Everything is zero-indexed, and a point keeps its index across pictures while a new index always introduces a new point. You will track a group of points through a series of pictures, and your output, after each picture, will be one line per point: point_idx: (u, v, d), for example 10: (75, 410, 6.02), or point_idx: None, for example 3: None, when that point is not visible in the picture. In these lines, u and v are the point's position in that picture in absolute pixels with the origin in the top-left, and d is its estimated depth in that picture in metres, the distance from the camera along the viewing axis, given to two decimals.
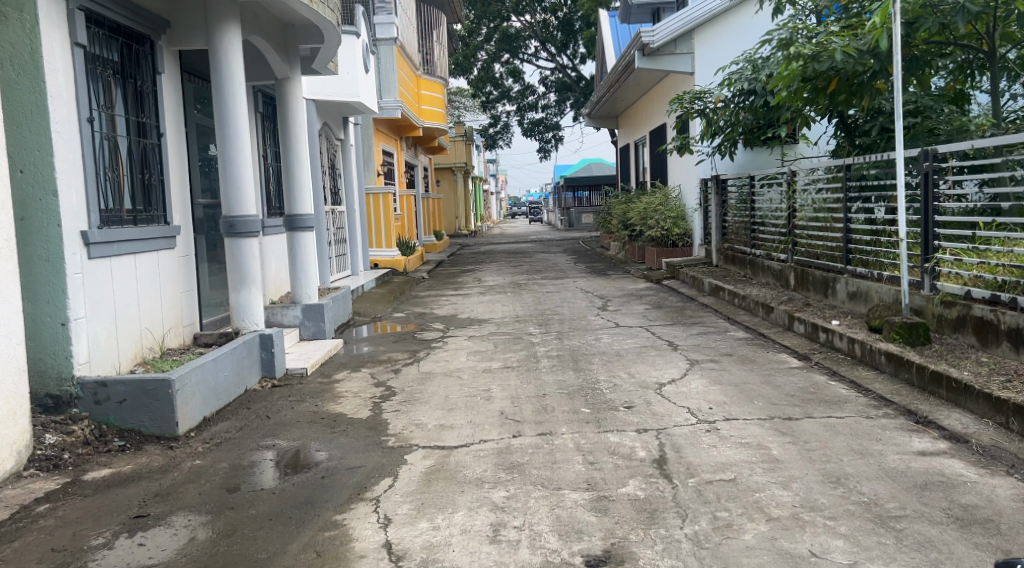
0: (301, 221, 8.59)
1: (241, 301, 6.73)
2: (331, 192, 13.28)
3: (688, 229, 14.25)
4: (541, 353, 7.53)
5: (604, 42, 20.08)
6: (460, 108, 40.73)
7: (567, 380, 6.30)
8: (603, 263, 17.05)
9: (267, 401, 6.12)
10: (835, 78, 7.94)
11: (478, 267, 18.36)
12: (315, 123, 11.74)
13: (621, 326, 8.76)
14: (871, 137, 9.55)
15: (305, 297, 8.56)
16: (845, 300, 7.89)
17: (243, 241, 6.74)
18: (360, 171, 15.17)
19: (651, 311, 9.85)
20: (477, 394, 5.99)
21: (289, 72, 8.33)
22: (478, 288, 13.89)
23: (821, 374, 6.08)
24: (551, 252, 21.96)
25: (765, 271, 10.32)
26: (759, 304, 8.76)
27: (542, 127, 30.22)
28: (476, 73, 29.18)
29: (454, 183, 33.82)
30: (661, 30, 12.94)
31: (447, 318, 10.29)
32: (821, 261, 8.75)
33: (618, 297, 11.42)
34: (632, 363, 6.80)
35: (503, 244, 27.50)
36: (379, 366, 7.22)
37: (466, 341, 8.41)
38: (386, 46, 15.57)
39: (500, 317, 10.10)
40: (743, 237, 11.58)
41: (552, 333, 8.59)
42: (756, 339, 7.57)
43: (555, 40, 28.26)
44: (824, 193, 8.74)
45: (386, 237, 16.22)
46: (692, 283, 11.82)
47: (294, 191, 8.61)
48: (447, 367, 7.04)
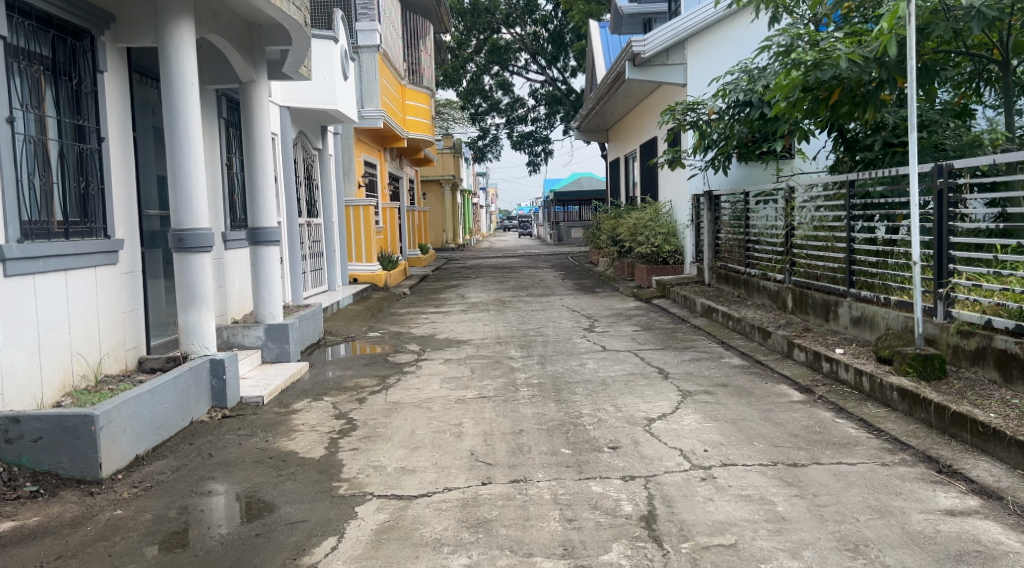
0: (265, 235, 8.02)
1: (190, 322, 6.14)
2: (306, 203, 12.70)
3: (679, 246, 13.72)
4: (521, 380, 6.95)
5: (595, 54, 19.65)
6: (449, 120, 40.24)
7: (547, 413, 5.72)
8: (592, 280, 16.51)
9: (214, 435, 5.52)
10: (838, 88, 7.45)
11: (463, 282, 17.78)
12: (289, 131, 11.19)
13: (608, 350, 8.19)
14: (874, 152, 9.08)
15: (269, 316, 7.97)
16: (848, 325, 7.36)
17: (193, 256, 6.16)
18: (340, 183, 14.60)
19: (640, 333, 9.28)
20: (446, 429, 5.40)
21: (254, 76, 7.79)
22: (461, 305, 13.31)
23: (826, 410, 5.53)
24: (538, 268, 21.39)
25: (761, 292, 9.80)
26: (755, 327, 8.22)
27: (532, 140, 29.77)
28: (465, 85, 28.71)
29: (442, 196, 33.32)
30: (652, 40, 12.49)
31: (424, 338, 9.70)
32: (821, 282, 8.25)
33: (606, 317, 10.86)
34: (618, 394, 6.23)
35: (491, 259, 26.94)
36: (344, 395, 6.63)
37: (441, 365, 7.82)
38: (368, 53, 15.08)
39: (480, 337, 9.51)
40: (736, 255, 11.07)
41: (535, 357, 8.01)
42: (752, 368, 7.01)
43: (545, 52, 27.85)
44: (824, 210, 8.24)
45: (367, 251, 15.64)
46: (684, 303, 11.28)
47: (258, 204, 8.04)
48: (418, 396, 6.45)
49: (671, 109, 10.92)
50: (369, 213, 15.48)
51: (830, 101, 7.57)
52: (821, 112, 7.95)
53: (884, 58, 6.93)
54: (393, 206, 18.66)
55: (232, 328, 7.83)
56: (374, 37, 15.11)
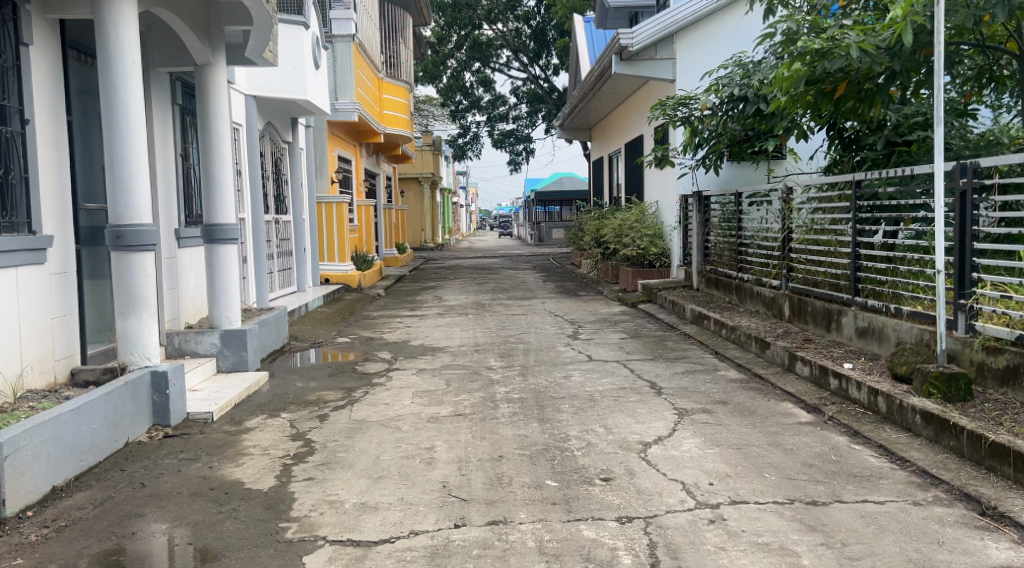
0: (222, 233, 7.36)
1: (129, 329, 5.46)
2: (274, 199, 12.02)
3: (666, 249, 13.17)
4: (501, 394, 6.33)
5: (578, 49, 19.06)
6: (429, 118, 39.54)
7: (529, 435, 5.10)
8: (574, 283, 15.92)
9: (151, 459, 4.86)
10: (845, 81, 6.91)
11: (440, 283, 17.13)
12: (255, 122, 10.52)
13: (594, 360, 7.60)
14: (876, 151, 8.54)
15: (225, 322, 7.32)
16: (854, 336, 6.82)
17: (133, 255, 5.48)
18: (311, 178, 13.89)
19: (627, 341, 8.69)
20: (416, 455, 4.76)
21: (211, 58, 7.14)
22: (437, 308, 12.69)
23: (839, 435, 4.96)
24: (518, 269, 20.80)
25: (754, 298, 9.25)
26: (751, 337, 7.65)
27: (512, 139, 29.16)
28: (445, 82, 28.09)
29: (421, 194, 32.62)
30: (640, 33, 11.84)
31: (397, 345, 9.05)
32: (821, 289, 7.71)
33: (591, 323, 10.27)
34: (607, 412, 5.62)
35: (471, 259, 26.31)
36: (303, 411, 5.97)
37: (413, 376, 7.18)
38: (343, 43, 14.48)
39: (457, 344, 8.88)
40: (727, 259, 10.53)
41: (515, 367, 7.39)
42: (752, 383, 6.43)
43: (527, 49, 27.25)
44: (826, 212, 7.70)
45: (340, 250, 14.95)
46: (671, 308, 10.72)
47: (214, 198, 7.38)
48: (385, 413, 5.81)
49: (661, 103, 10.33)
50: (342, 210, 14.78)
51: (835, 95, 7.02)
52: (825, 108, 7.41)
53: (897, 48, 6.37)
54: (369, 204, 17.98)
55: (184, 334, 7.17)
56: (349, 27, 14.43)
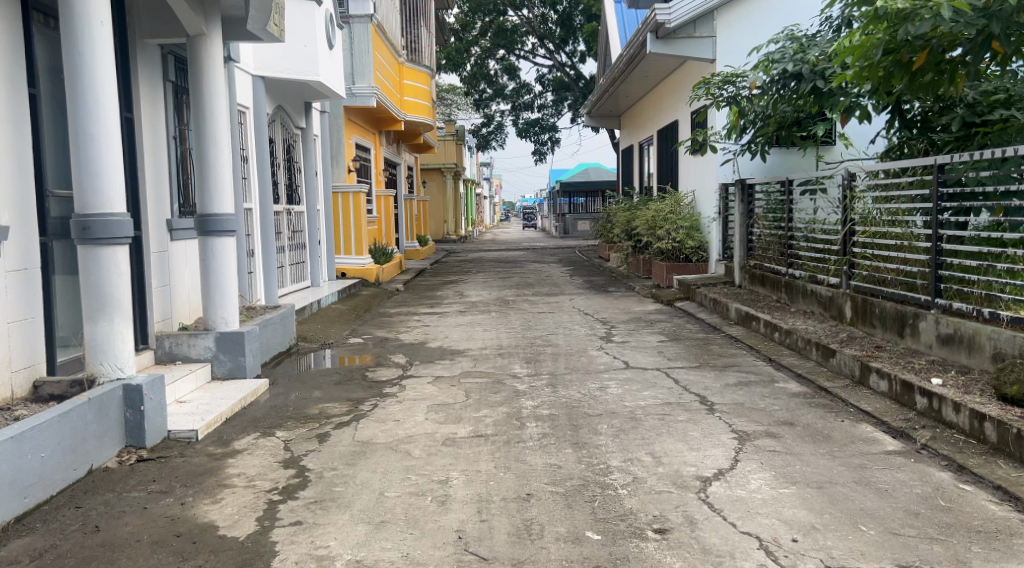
0: (218, 224, 6.59)
1: (98, 336, 4.67)
2: (286, 189, 11.31)
3: (704, 242, 12.25)
4: (528, 409, 5.50)
5: (609, 32, 18.11)
6: (452, 108, 38.75)
7: (562, 466, 4.28)
8: (603, 278, 15.05)
9: (117, 491, 4.11)
10: (926, 50, 6.04)
11: (462, 278, 16.31)
12: (263, 105, 9.78)
13: (632, 368, 6.76)
14: (951, 133, 7.61)
15: (221, 323, 6.56)
16: (934, 344, 5.93)
17: (103, 250, 4.70)
18: (326, 166, 13.13)
19: (667, 345, 7.82)
20: (427, 491, 3.96)
21: (204, 27, 6.37)
22: (458, 305, 11.88)
23: (941, 470, 4.10)
24: (544, 262, 19.95)
25: (807, 298, 8.33)
26: (811, 342, 6.76)
27: (537, 128, 28.28)
28: (469, 69, 27.18)
29: (443, 185, 31.87)
30: (677, 9, 11.11)
31: (413, 348, 8.26)
32: (890, 289, 6.80)
33: (625, 323, 9.42)
34: (654, 436, 4.78)
35: (494, 252, 25.45)
36: (301, 429, 5.19)
37: (429, 386, 6.36)
38: (360, 24, 13.71)
39: (478, 348, 8.05)
40: (774, 253, 9.61)
41: (543, 376, 6.57)
42: (818, 399, 5.57)
43: (553, 36, 26.32)
44: (898, 200, 6.79)
45: (357, 243, 14.19)
46: (712, 307, 9.83)
47: (209, 184, 6.59)
48: (394, 433, 5.01)
49: (705, 81, 9.40)
50: (359, 201, 14.02)
51: (915, 66, 6.13)
52: (899, 83, 6.52)
53: (994, 9, 5.48)
54: (388, 195, 17.23)
55: (175, 336, 6.42)
56: (367, 6, 13.67)
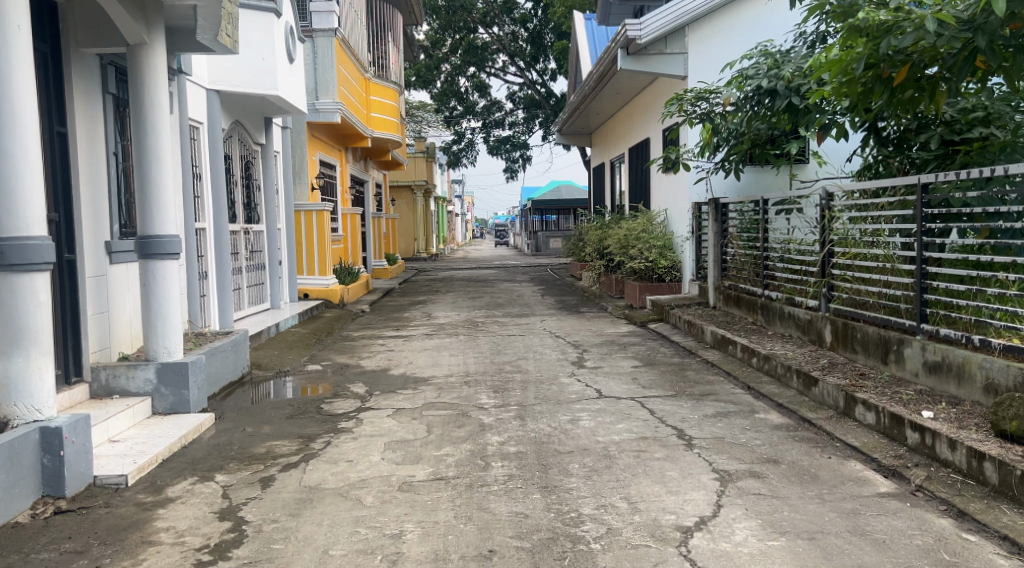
0: (159, 247, 6.13)
1: (12, 374, 4.20)
2: (242, 208, 10.85)
3: (676, 261, 11.95)
4: (493, 446, 5.09)
5: (580, 49, 17.88)
6: (422, 124, 38.40)
7: (528, 515, 3.88)
8: (575, 298, 14.70)
9: (26, 552, 3.65)
10: (908, 66, 5.75)
11: (431, 298, 15.87)
12: (218, 120, 9.35)
13: (605, 397, 6.38)
14: (929, 151, 7.34)
15: (163, 353, 6.12)
16: (921, 372, 5.61)
17: (18, 277, 4.23)
18: (287, 184, 12.66)
19: (642, 371, 7.46)
20: (377, 549, 3.55)
21: (146, 36, 5.95)
22: (425, 327, 11.45)
23: (941, 518, 3.76)
24: (515, 281, 19.57)
25: (784, 320, 8.01)
26: (791, 370, 6.41)
27: (508, 145, 28.01)
28: (439, 86, 26.87)
29: (414, 203, 31.37)
30: (648, 24, 10.74)
31: (375, 375, 7.82)
32: (872, 313, 6.49)
33: (598, 346, 9.05)
34: (629, 477, 4.40)
35: (465, 270, 25.05)
36: (244, 472, 4.74)
37: (388, 419, 5.93)
38: (324, 38, 13.37)
39: (443, 375, 7.62)
40: (749, 273, 9.30)
41: (511, 407, 6.17)
42: (802, 433, 5.23)
43: (523, 53, 26.09)
44: (880, 221, 6.48)
45: (320, 263, 13.71)
46: (686, 329, 9.50)
47: (150, 204, 6.13)
48: (346, 477, 4.57)
49: (678, 97, 8.99)
50: (323, 219, 13.56)
51: (895, 81, 5.81)
52: (878, 100, 6.21)
53: (979, 22, 5.23)
54: (355, 213, 16.78)
55: (113, 368, 5.97)
56: (331, 20, 13.32)
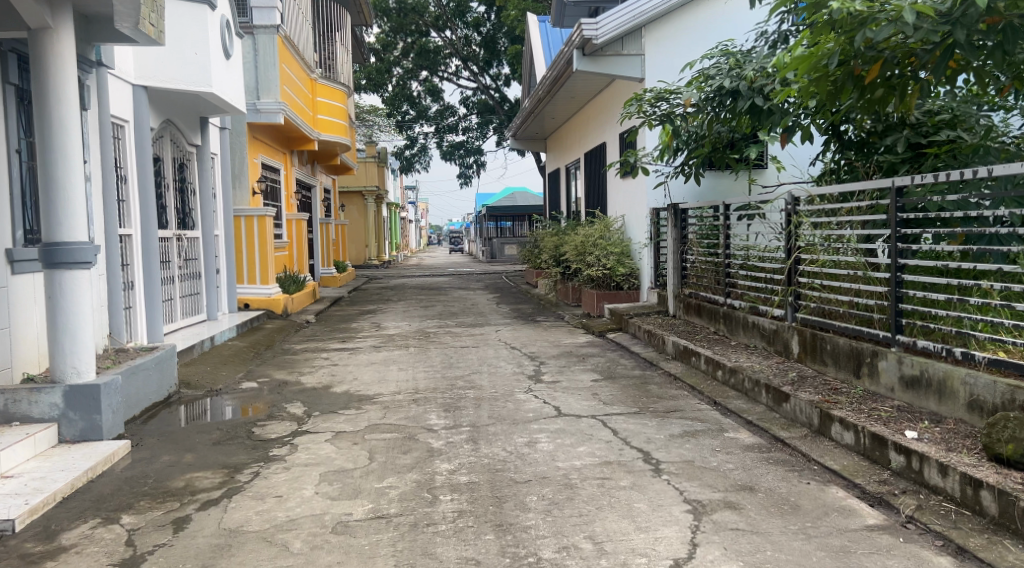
0: (66, 255, 5.49)
1: None
2: (174, 213, 10.18)
3: (634, 269, 11.55)
4: (442, 476, 4.57)
5: (534, 52, 17.50)
6: (374, 129, 37.66)
7: (480, 562, 3.41)
8: (531, 306, 14.24)
9: None
10: (880, 62, 5.37)
11: (381, 307, 15.27)
12: (145, 118, 8.75)
13: (564, 416, 5.91)
14: (897, 154, 6.98)
15: (71, 374, 5.51)
16: (898, 387, 5.23)
17: None
18: (225, 188, 11.95)
19: (601, 386, 7.00)
20: None
21: (50, 21, 5.36)
22: (373, 338, 10.87)
23: (939, 557, 3.38)
24: (470, 289, 19.07)
25: (748, 331, 7.61)
26: (759, 384, 6.00)
27: (462, 151, 27.53)
28: (391, 90, 26.25)
29: (365, 209, 30.45)
30: (605, 24, 10.20)
31: (315, 394, 7.23)
32: (841, 323, 6.10)
33: (555, 358, 8.59)
34: (593, 511, 3.94)
35: (418, 278, 24.45)
36: (156, 512, 4.17)
37: (326, 445, 5.37)
38: (266, 35, 12.80)
39: (389, 392, 7.07)
40: (710, 281, 8.91)
41: (462, 429, 5.65)
42: (776, 454, 4.82)
43: (476, 58, 25.66)
44: (850, 226, 6.09)
45: (262, 271, 13.02)
46: (646, 339, 9.08)
47: (55, 208, 5.50)
48: (273, 516, 4.02)
49: (637, 98, 8.41)
50: (264, 225, 12.88)
51: (867, 79, 5.45)
52: (846, 101, 5.84)
53: (957, 14, 4.85)
54: (301, 219, 16.09)
55: (12, 392, 5.37)
56: (273, 17, 12.72)
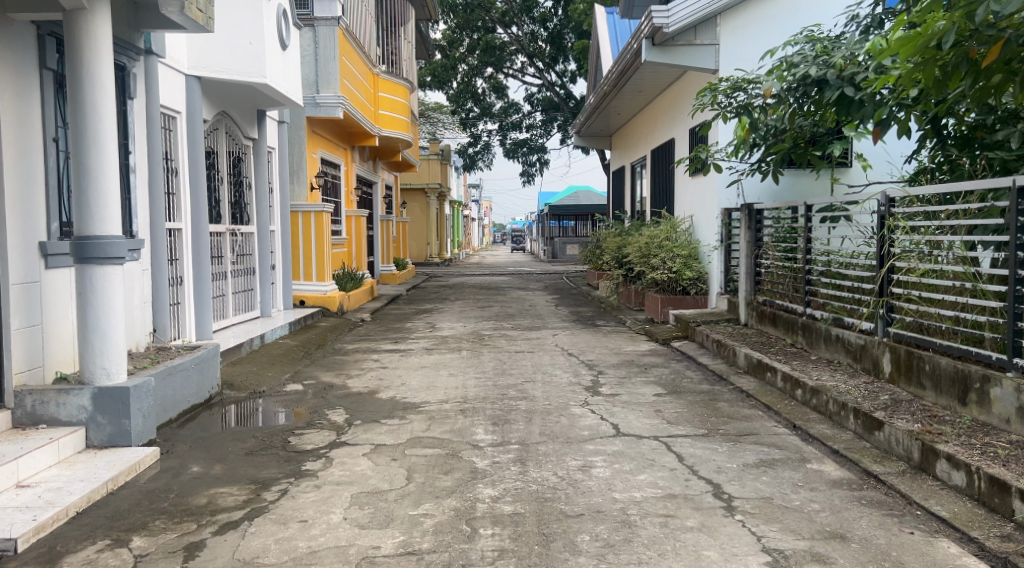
0: (97, 250, 5.19)
1: None
2: (228, 207, 9.96)
3: (703, 273, 10.88)
4: (484, 504, 4.09)
5: (602, 47, 16.89)
6: (439, 126, 37.73)
7: None
8: (591, 309, 13.69)
9: None
10: (1000, 44, 4.64)
11: (438, 306, 14.91)
12: (198, 110, 8.51)
13: (623, 436, 5.36)
14: (1011, 152, 6.09)
15: (101, 375, 5.21)
16: (1014, 418, 4.54)
17: None
18: (282, 182, 11.72)
19: (665, 401, 6.43)
20: None
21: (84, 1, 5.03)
22: (426, 340, 10.48)
23: None
24: (529, 289, 18.60)
25: (832, 345, 6.91)
26: (847, 407, 5.34)
27: (526, 148, 27.08)
28: (456, 87, 25.96)
29: (426, 206, 30.31)
30: (676, 12, 9.69)
31: (359, 400, 6.85)
32: (943, 341, 5.40)
33: (615, 368, 8.03)
34: (654, 558, 3.41)
35: (478, 276, 24.10)
36: (169, 535, 3.80)
37: (363, 461, 4.96)
38: (327, 27, 12.53)
39: (436, 401, 6.62)
40: (788, 288, 8.21)
41: (510, 447, 5.16)
42: (869, 493, 4.19)
43: (543, 54, 25.13)
44: (957, 232, 5.36)
45: (318, 268, 12.77)
46: (716, 349, 8.44)
47: (86, 200, 5.20)
48: (293, 547, 3.60)
49: (711, 87, 7.79)
50: (321, 222, 12.62)
51: (983, 63, 4.72)
52: (956, 89, 5.13)
53: None
54: (360, 215, 15.83)
55: (40, 393, 5.09)
56: (334, 8, 12.47)
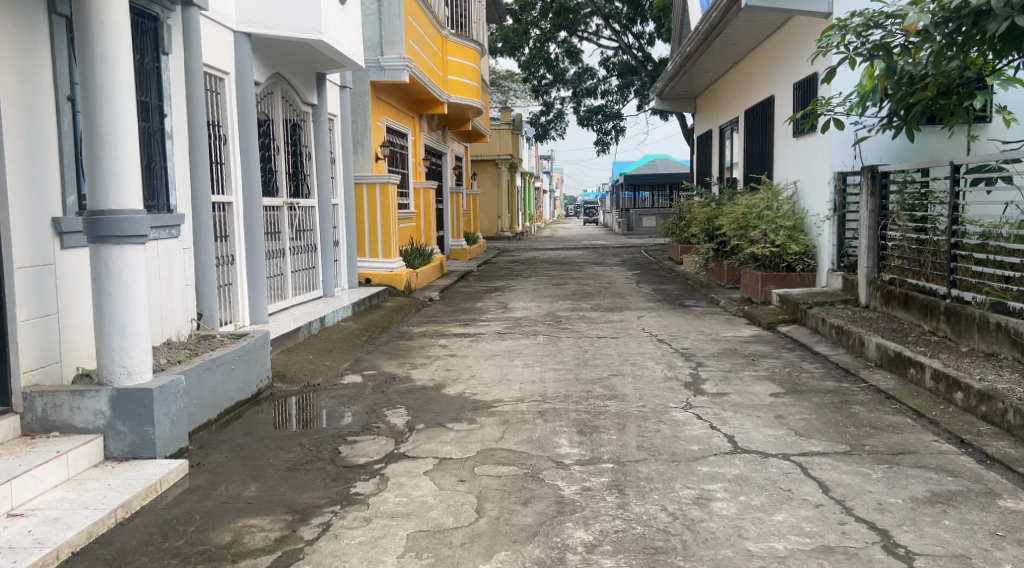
0: (113, 226, 4.39)
1: None
2: (286, 179, 9.20)
3: (810, 246, 9.65)
4: (576, 557, 3.15)
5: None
6: (509, 95, 36.68)
7: None
8: (678, 287, 12.53)
9: None
10: None
11: (510, 283, 13.99)
12: (249, 70, 7.71)
13: (743, 454, 4.32)
14: None
15: (121, 375, 4.42)
16: None
17: None
18: (346, 152, 10.91)
19: (787, 404, 5.34)
20: None
21: None
22: (498, 322, 9.57)
23: None
24: (607, 264, 17.51)
25: (992, 333, 5.68)
26: None
27: (600, 116, 25.82)
28: (528, 52, 24.80)
29: (497, 178, 29.39)
30: None
31: (424, 396, 5.96)
32: None
33: (716, 358, 6.95)
34: None
35: (552, 250, 23.09)
36: None
37: (424, 482, 4.06)
38: None
39: (511, 399, 5.69)
40: (923, 263, 6.96)
41: (603, 467, 4.19)
42: None
43: (619, 15, 23.73)
44: None
45: (384, 244, 11.99)
46: (836, 337, 7.26)
47: (99, 165, 4.39)
48: None
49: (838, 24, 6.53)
50: (388, 195, 11.80)
51: None
52: None
53: None
54: (428, 187, 15.00)
55: (52, 395, 4.35)
56: None
